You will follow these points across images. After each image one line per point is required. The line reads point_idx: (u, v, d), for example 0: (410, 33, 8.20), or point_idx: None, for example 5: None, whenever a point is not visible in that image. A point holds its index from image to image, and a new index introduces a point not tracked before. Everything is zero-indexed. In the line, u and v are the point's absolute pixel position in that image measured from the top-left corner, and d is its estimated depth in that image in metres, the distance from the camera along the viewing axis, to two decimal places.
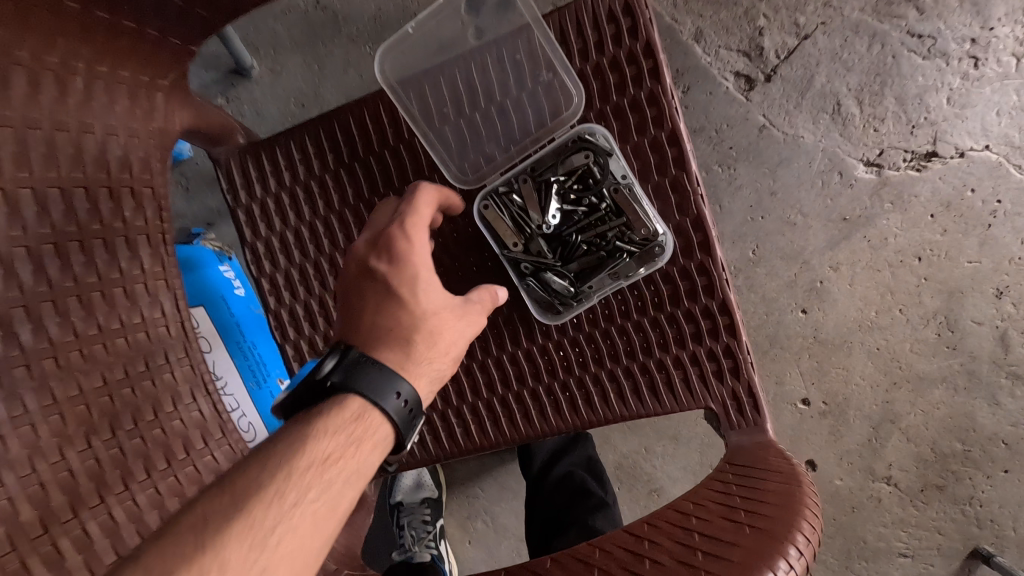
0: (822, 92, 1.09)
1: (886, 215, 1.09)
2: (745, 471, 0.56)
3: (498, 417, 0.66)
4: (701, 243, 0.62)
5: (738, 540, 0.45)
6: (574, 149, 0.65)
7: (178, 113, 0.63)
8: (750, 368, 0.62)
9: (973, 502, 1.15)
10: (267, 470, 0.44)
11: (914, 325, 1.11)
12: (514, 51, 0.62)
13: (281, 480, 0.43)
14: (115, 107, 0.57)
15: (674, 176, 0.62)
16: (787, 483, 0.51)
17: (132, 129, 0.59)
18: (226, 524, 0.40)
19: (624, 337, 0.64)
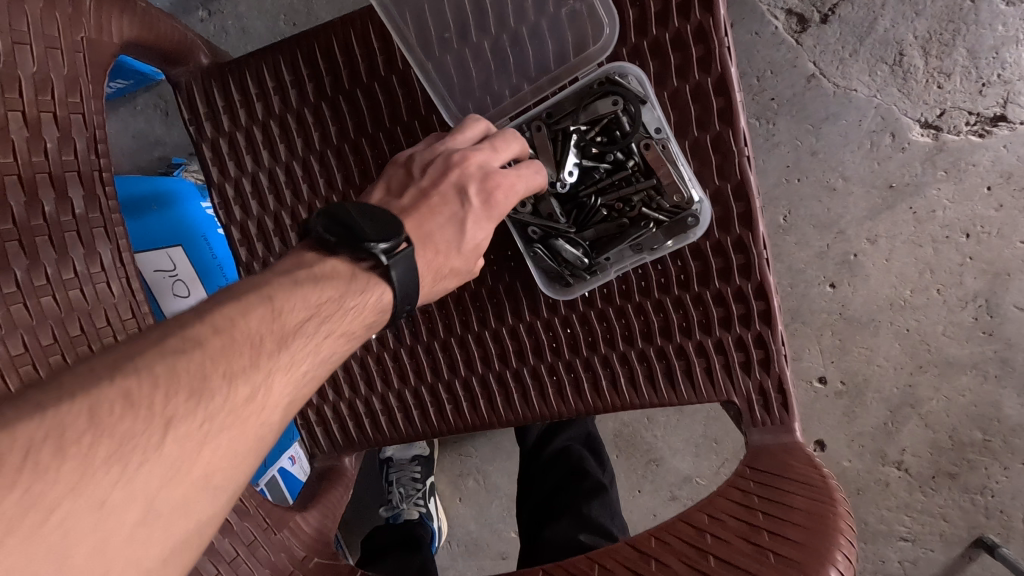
0: (884, 38, 0.95)
1: (937, 184, 0.98)
2: (771, 470, 0.50)
3: (493, 396, 0.59)
4: (740, 214, 0.53)
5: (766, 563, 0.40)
6: (601, 93, 0.54)
7: (114, 22, 0.56)
8: (783, 362, 0.54)
9: (986, 493, 1.10)
10: (309, 314, 0.44)
11: (950, 306, 1.03)
12: None
13: (301, 345, 0.42)
14: (25, 9, 0.50)
15: (716, 132, 0.53)
16: (816, 490, 0.46)
17: (50, 38, 0.52)
18: (274, 355, 0.41)
19: (643, 317, 0.56)
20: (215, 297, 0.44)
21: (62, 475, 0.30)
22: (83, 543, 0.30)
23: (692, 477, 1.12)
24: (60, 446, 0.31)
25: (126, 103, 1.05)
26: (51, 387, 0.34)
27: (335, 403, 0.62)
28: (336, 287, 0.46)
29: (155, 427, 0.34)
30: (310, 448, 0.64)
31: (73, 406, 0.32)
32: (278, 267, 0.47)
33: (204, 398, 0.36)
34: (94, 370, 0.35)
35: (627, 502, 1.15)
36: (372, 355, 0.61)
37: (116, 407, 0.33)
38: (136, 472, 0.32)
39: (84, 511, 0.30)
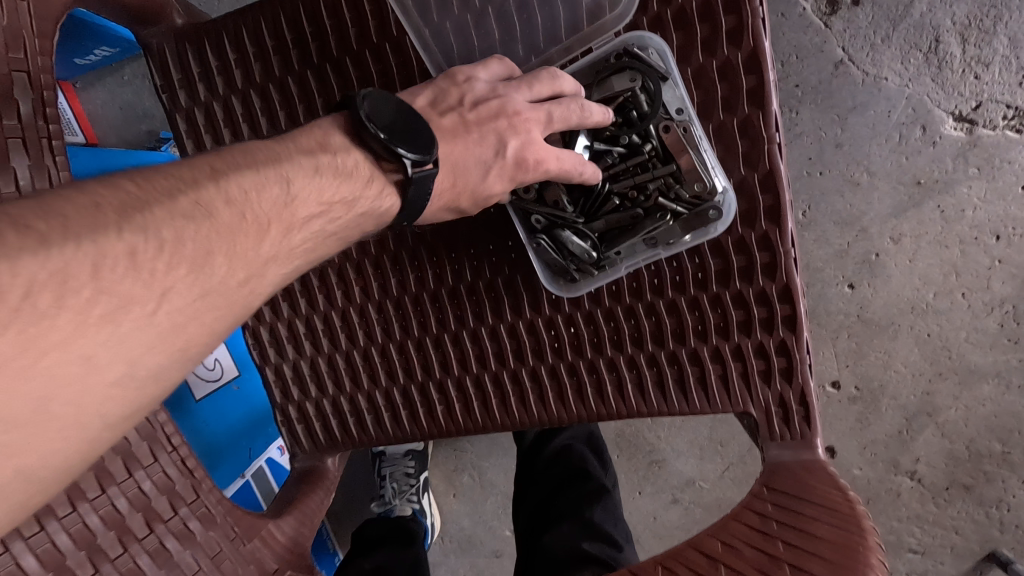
0: (919, 23, 0.89)
1: (968, 181, 0.93)
2: (789, 487, 0.46)
3: (487, 398, 0.55)
4: (767, 207, 0.48)
5: None
6: (617, 69, 0.49)
7: None
8: (807, 371, 0.49)
9: (1001, 507, 1.05)
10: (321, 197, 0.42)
11: (975, 311, 0.97)
12: None
13: (302, 239, 0.42)
14: None
15: (745, 114, 0.47)
16: (837, 511, 0.42)
17: None
18: (277, 234, 0.40)
19: (654, 318, 0.51)
20: (236, 152, 0.41)
21: (58, 326, 0.30)
22: (66, 393, 0.31)
23: (695, 480, 1.08)
24: (61, 293, 0.30)
25: (114, 73, 0.99)
26: (50, 210, 0.32)
27: (318, 400, 0.58)
28: (354, 185, 0.44)
29: (153, 294, 0.34)
30: (290, 447, 0.60)
31: (79, 251, 0.31)
32: (300, 138, 0.44)
33: (204, 269, 0.36)
34: (99, 206, 0.33)
35: (627, 503, 1.11)
36: (358, 350, 0.57)
37: (121, 264, 0.32)
38: (122, 330, 0.32)
39: (71, 363, 0.31)
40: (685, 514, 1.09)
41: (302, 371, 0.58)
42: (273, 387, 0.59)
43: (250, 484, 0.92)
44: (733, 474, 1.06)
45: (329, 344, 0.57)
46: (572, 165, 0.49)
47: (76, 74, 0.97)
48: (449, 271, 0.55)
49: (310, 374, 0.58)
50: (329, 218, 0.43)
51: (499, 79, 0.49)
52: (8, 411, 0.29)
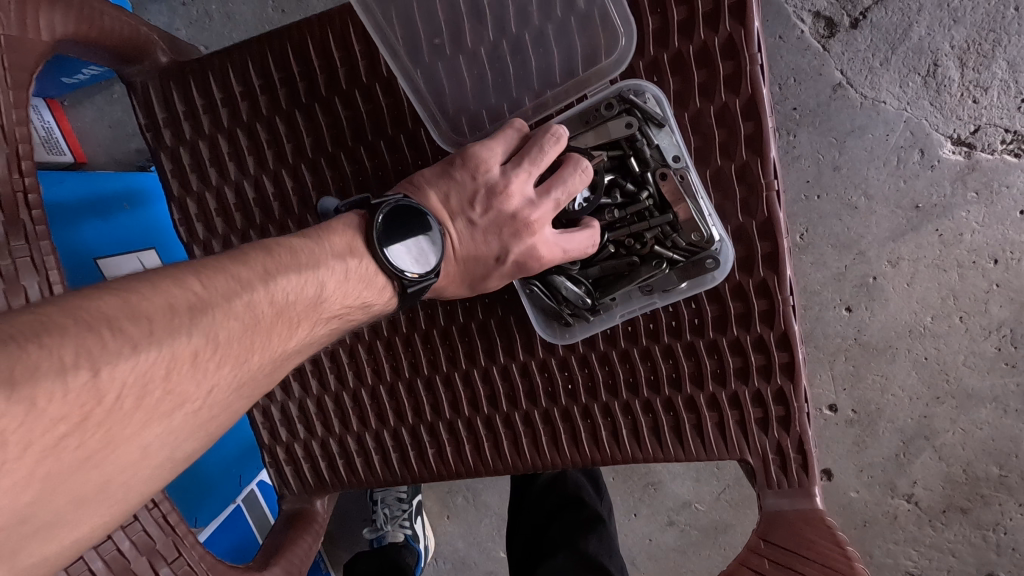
0: (918, 46, 0.88)
1: (966, 206, 0.92)
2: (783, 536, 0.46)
3: (479, 442, 0.54)
4: (765, 254, 0.47)
5: None
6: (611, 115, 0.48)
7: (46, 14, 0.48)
8: (806, 419, 0.48)
9: (998, 530, 1.04)
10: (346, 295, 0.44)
11: (972, 335, 0.97)
12: None
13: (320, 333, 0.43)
14: None
15: (743, 160, 0.46)
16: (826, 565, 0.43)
17: None
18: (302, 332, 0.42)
19: (650, 364, 0.50)
20: (279, 248, 0.41)
21: (132, 422, 0.32)
22: (118, 478, 0.32)
23: (692, 502, 1.07)
24: (139, 396, 0.32)
25: (103, 90, 0.98)
26: (134, 311, 0.33)
27: (307, 441, 0.57)
28: (372, 293, 0.45)
29: (201, 392, 0.35)
30: (278, 488, 0.58)
31: (157, 356, 0.33)
32: (334, 239, 0.45)
33: (242, 367, 0.37)
34: (172, 307, 0.34)
35: (623, 525, 1.10)
36: (347, 392, 0.56)
37: (185, 367, 0.34)
38: (170, 425, 0.34)
39: (130, 453, 0.32)
40: (681, 537, 1.08)
41: (291, 412, 0.57)
42: (261, 427, 0.58)
43: (241, 509, 0.89)
44: (730, 497, 1.05)
45: (318, 385, 0.56)
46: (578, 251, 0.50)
47: (64, 91, 0.95)
48: (441, 314, 0.54)
49: (299, 415, 0.57)
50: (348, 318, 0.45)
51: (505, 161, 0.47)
52: (77, 493, 0.30)
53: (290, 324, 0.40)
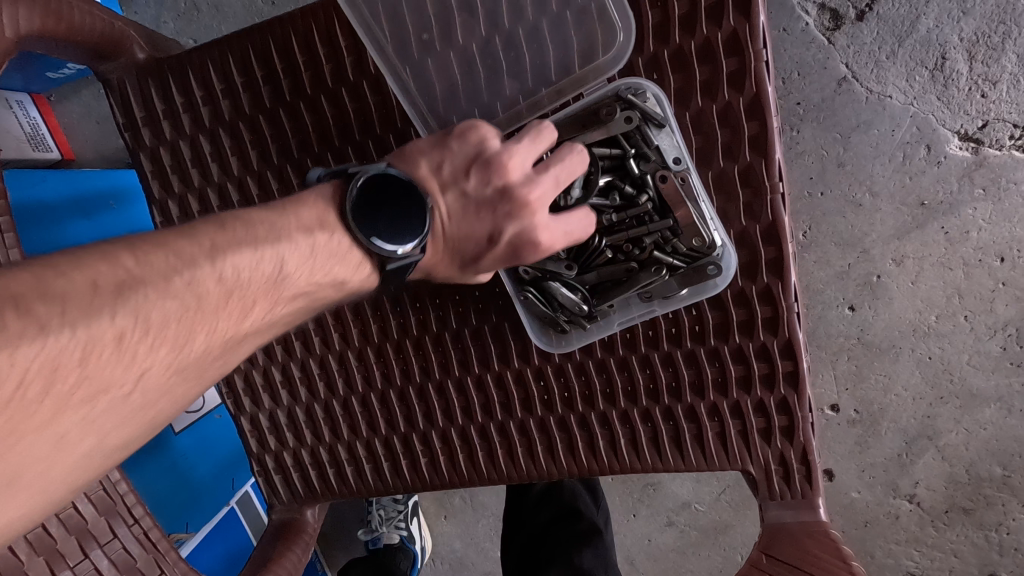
0: (926, 39, 0.85)
1: (973, 203, 0.90)
2: (781, 541, 0.46)
3: (473, 451, 0.52)
4: (769, 260, 0.45)
5: None
6: (610, 114, 0.46)
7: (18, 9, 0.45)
8: (810, 429, 0.47)
9: (1000, 530, 1.03)
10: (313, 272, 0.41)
11: (977, 335, 0.95)
12: None
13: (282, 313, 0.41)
14: None
15: (746, 162, 0.45)
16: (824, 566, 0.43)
17: None
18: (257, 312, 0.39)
19: (649, 372, 0.49)
20: (234, 221, 0.39)
21: (43, 409, 0.30)
22: (32, 469, 0.30)
23: (691, 503, 1.06)
24: (48, 382, 0.30)
25: (90, 85, 0.96)
26: (48, 292, 0.30)
27: (296, 450, 0.55)
28: (344, 268, 0.43)
29: (130, 377, 0.33)
30: (267, 497, 0.57)
31: (72, 340, 0.30)
32: (302, 211, 0.42)
33: (182, 352, 0.35)
34: (96, 286, 0.32)
35: (622, 525, 1.09)
36: (336, 400, 0.54)
37: (107, 350, 0.31)
38: (93, 411, 0.32)
39: (43, 442, 0.30)
40: (681, 537, 1.07)
41: (279, 420, 0.55)
42: (249, 435, 0.56)
43: (235, 512, 0.87)
44: (730, 497, 1.04)
45: (307, 393, 0.54)
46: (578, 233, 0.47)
47: (49, 86, 0.93)
48: (433, 320, 0.52)
49: (287, 423, 0.55)
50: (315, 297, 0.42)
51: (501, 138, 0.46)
52: None
53: (242, 305, 0.38)
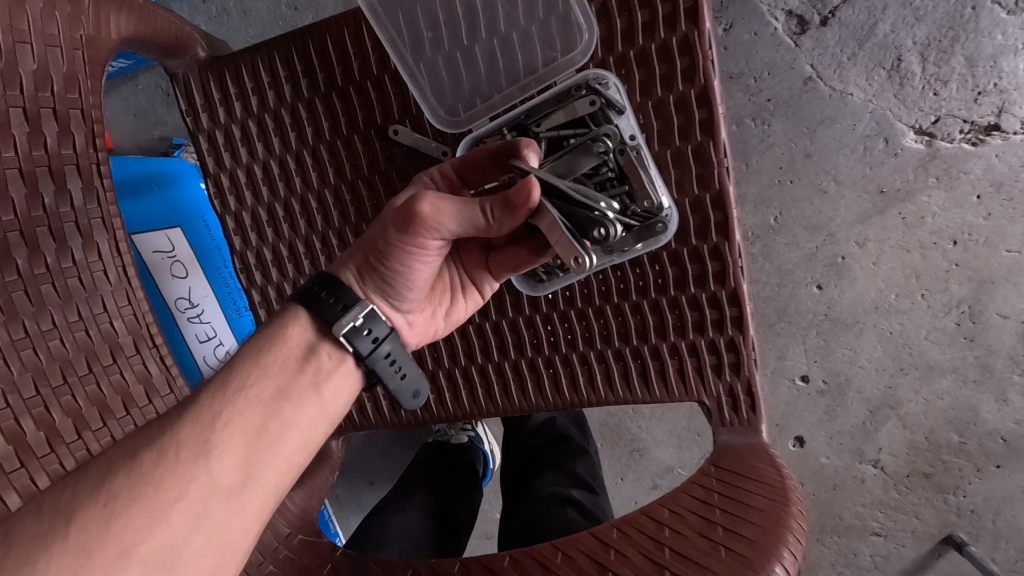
0: (883, 43, 0.95)
1: (928, 190, 0.99)
2: (720, 456, 0.54)
3: (474, 388, 0.63)
4: (717, 224, 0.55)
5: (740, 526, 0.45)
6: (578, 97, 0.56)
7: (110, 19, 0.60)
8: (755, 366, 0.56)
9: (958, 494, 1.13)
10: (231, 369, 0.51)
11: (935, 312, 1.04)
12: None
13: (222, 396, 0.48)
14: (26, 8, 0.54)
15: (698, 142, 0.54)
16: (752, 465, 0.52)
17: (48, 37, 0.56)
18: (191, 409, 0.47)
19: (620, 319, 0.59)
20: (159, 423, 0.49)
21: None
22: None
23: (674, 467, 1.15)
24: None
25: (128, 82, 1.06)
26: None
27: None
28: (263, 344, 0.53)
29: (69, 528, 0.38)
30: None
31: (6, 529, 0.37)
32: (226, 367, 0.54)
33: (107, 480, 0.41)
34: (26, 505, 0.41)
35: (610, 489, 1.18)
36: None
37: (28, 518, 0.38)
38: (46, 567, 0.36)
39: None
40: None
41: None
42: None
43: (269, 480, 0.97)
44: None
45: None
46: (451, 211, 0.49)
47: None
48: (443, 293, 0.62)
49: None
50: (236, 371, 0.50)
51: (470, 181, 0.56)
52: None
53: (161, 428, 0.46)
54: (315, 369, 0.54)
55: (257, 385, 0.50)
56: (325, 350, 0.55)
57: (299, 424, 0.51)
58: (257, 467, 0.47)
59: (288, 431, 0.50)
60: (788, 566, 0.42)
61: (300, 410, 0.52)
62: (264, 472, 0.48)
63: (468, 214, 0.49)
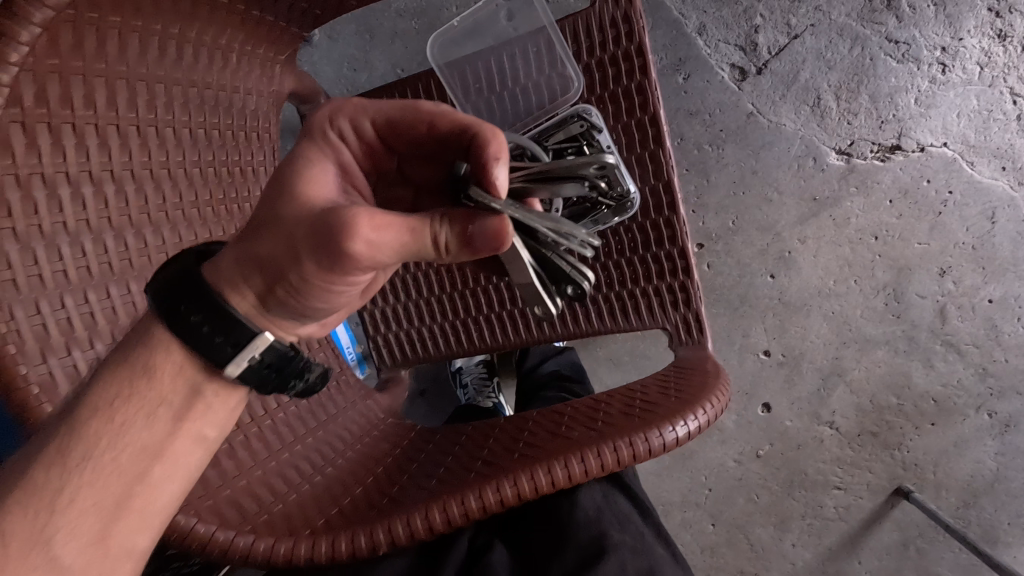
0: (806, 86, 1.25)
1: (850, 198, 1.27)
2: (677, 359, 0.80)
3: (503, 326, 0.87)
4: (668, 204, 0.80)
5: (685, 389, 0.69)
6: (570, 122, 0.78)
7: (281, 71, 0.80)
8: (700, 301, 0.82)
9: (902, 449, 1.35)
10: (92, 417, 0.50)
11: (867, 294, 1.30)
12: (523, 42, 0.79)
13: (78, 464, 0.48)
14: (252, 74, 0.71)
15: (651, 151, 0.79)
16: (699, 361, 0.78)
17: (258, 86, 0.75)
18: (42, 479, 0.47)
19: (606, 272, 0.83)
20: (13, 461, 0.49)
21: None
22: None
23: None
24: None
25: None
26: None
27: (396, 332, 0.90)
28: (132, 386, 0.51)
29: None
30: (377, 362, 0.91)
31: None
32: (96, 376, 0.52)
33: None
34: None
35: None
36: (422, 300, 0.88)
37: None
38: None
39: None
40: (656, 460, 1.40)
41: (382, 314, 0.89)
42: (368, 325, 0.90)
43: None
44: None
45: (403, 297, 0.89)
46: (380, 245, 0.45)
47: None
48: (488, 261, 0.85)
49: (391, 316, 0.89)
50: (96, 425, 0.49)
51: (383, 127, 0.60)
52: None
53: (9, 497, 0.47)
54: (197, 413, 0.54)
55: (123, 440, 0.50)
56: (211, 388, 0.54)
57: (171, 475, 0.53)
58: (115, 535, 0.50)
59: (157, 489, 0.52)
60: (715, 409, 0.66)
61: (172, 462, 0.53)
62: (125, 536, 0.50)
63: (407, 247, 0.47)
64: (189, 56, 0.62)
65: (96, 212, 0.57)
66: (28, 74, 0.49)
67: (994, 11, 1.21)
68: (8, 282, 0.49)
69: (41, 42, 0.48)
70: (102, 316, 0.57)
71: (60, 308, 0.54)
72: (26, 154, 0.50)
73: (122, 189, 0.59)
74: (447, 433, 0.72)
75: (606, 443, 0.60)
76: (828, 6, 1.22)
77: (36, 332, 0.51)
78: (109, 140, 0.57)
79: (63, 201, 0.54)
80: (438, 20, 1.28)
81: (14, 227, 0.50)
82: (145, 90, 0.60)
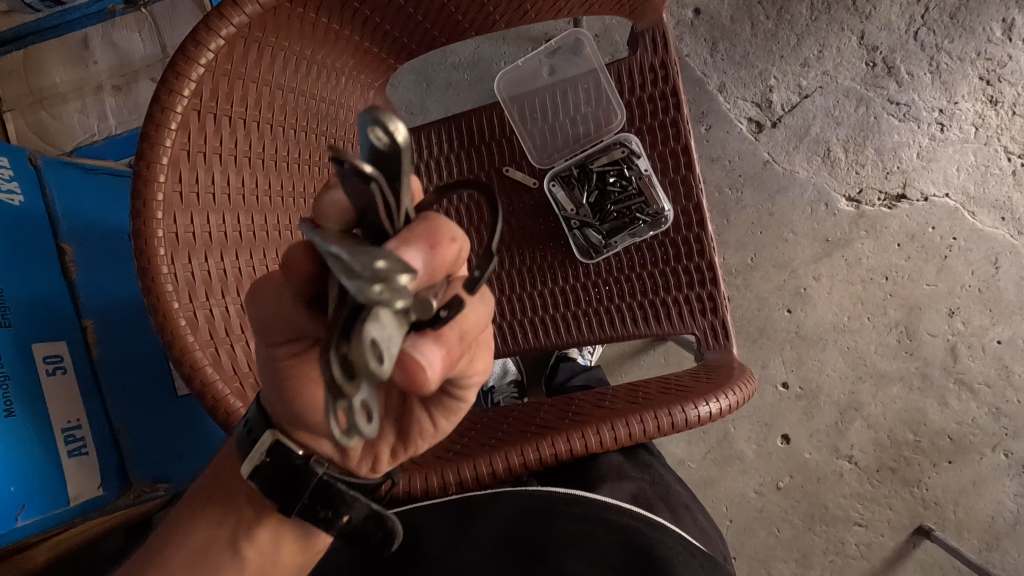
0: (817, 139, 1.38)
1: (861, 240, 1.37)
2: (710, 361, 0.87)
3: (548, 328, 0.93)
4: (697, 221, 0.91)
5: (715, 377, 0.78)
6: (614, 148, 0.94)
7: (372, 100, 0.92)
8: (726, 309, 0.90)
9: (921, 486, 1.37)
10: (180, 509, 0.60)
11: (880, 330, 1.37)
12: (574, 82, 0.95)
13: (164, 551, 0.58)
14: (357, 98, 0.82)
15: (682, 176, 0.91)
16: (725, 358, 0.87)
17: None
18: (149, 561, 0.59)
19: (641, 281, 0.92)
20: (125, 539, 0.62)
21: None
22: None
23: (684, 460, 1.43)
24: None
25: None
26: None
27: None
28: None
29: None
30: None
31: None
32: None
33: None
34: None
35: None
36: None
37: None
38: None
39: None
40: None
41: None
42: None
43: None
44: (713, 455, 1.42)
45: None
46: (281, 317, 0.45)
47: None
48: (538, 268, 0.94)
49: None
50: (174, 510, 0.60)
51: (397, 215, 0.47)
52: None
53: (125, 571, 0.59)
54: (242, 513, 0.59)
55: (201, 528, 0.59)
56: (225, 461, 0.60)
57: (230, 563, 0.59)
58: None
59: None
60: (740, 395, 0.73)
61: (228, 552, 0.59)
62: None
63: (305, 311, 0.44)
64: (314, 74, 0.72)
65: (235, 188, 0.67)
66: (206, 74, 0.62)
67: (985, 79, 1.35)
68: (171, 235, 0.62)
69: (222, 50, 0.62)
70: (231, 273, 0.67)
71: (203, 266, 0.65)
72: (195, 134, 0.63)
73: (256, 175, 0.70)
74: (497, 414, 0.80)
75: (648, 412, 0.68)
76: (834, 71, 1.37)
77: (186, 277, 0.63)
78: (251, 133, 0.68)
79: (215, 176, 0.65)
80: (489, 72, 1.45)
81: (180, 191, 0.63)
82: (280, 97, 0.69)
